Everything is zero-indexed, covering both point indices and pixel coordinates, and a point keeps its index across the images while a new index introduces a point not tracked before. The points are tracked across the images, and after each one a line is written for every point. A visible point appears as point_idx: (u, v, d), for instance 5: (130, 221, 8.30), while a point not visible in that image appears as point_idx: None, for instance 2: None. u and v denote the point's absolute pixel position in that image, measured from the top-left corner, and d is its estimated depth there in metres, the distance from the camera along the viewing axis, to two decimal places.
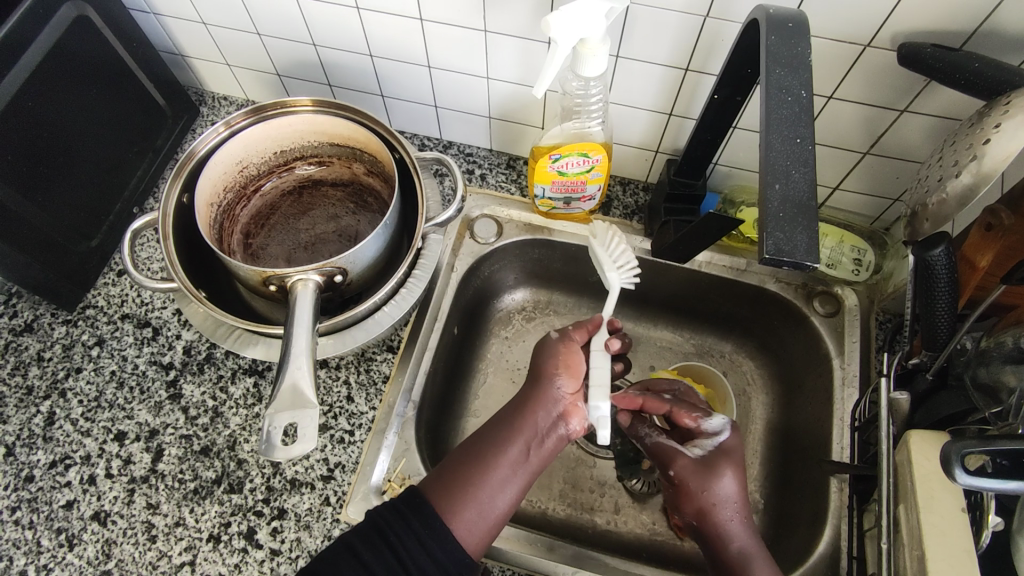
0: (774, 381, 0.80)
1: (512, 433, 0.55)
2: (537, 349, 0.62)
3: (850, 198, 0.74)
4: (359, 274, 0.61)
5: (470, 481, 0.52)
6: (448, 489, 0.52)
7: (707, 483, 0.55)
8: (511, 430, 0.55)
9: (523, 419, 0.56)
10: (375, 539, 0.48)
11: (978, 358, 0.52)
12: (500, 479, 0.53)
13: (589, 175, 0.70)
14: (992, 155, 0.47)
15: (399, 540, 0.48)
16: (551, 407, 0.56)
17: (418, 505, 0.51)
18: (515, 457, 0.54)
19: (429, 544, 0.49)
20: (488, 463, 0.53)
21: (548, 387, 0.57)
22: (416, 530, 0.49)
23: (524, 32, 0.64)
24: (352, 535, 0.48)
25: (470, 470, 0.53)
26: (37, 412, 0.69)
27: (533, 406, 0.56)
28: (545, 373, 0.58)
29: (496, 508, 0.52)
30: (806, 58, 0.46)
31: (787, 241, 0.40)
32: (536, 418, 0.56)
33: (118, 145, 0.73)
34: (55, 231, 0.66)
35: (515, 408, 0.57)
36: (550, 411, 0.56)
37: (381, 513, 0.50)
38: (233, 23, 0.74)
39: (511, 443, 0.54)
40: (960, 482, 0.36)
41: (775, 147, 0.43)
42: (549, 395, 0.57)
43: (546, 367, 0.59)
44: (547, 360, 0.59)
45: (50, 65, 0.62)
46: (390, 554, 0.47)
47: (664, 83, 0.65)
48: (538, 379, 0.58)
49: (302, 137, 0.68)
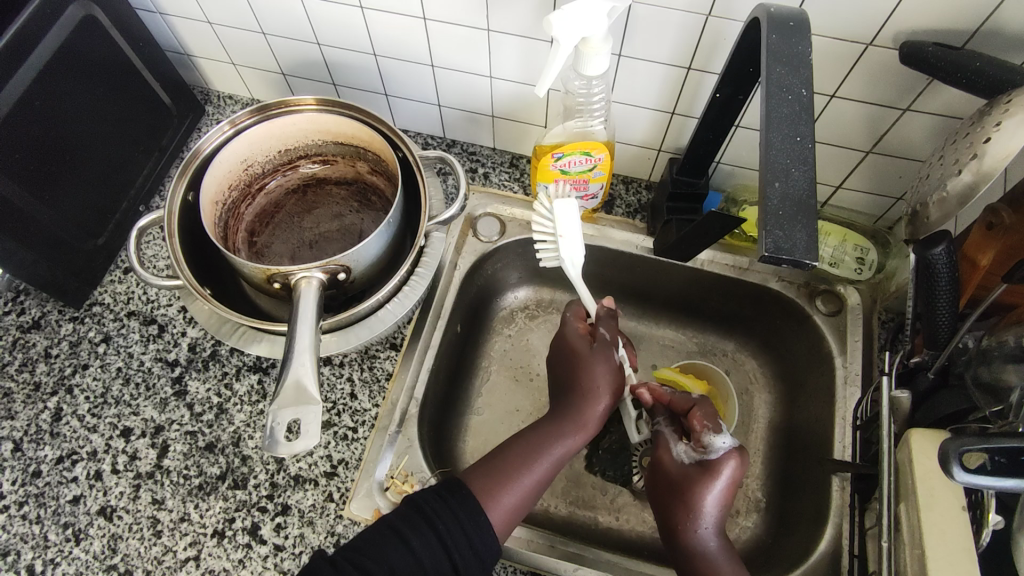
0: (776, 380, 0.80)
1: (562, 430, 0.61)
2: (585, 351, 0.65)
3: (853, 197, 0.74)
4: (362, 272, 0.62)
5: (518, 472, 0.58)
6: (487, 479, 0.56)
7: (681, 493, 0.57)
8: (558, 427, 0.61)
9: (570, 419, 0.62)
10: (417, 520, 0.52)
11: (979, 357, 0.52)
12: (545, 472, 0.59)
13: (591, 174, 0.70)
14: (991, 154, 0.48)
15: (444, 526, 0.52)
16: (597, 411, 0.63)
17: (460, 496, 0.54)
18: (560, 453, 0.60)
19: (470, 532, 0.52)
20: (539, 453, 0.59)
21: (595, 390, 0.63)
22: (458, 518, 0.53)
23: (527, 31, 0.64)
24: (399, 519, 0.52)
25: (517, 463, 0.58)
26: (44, 408, 0.69)
27: (579, 407, 0.62)
28: (588, 376, 0.64)
29: (535, 497, 0.58)
30: (807, 57, 0.46)
31: (787, 239, 0.40)
32: (582, 418, 0.62)
33: (124, 144, 0.74)
34: (62, 229, 0.66)
35: (569, 413, 0.62)
36: (595, 414, 0.62)
37: (425, 497, 0.54)
38: (238, 22, 0.74)
39: (563, 446, 0.60)
40: (957, 479, 0.36)
41: (775, 146, 0.43)
42: (596, 398, 0.63)
43: (592, 371, 0.64)
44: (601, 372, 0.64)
45: (58, 64, 0.63)
46: (435, 538, 0.51)
47: (666, 82, 0.65)
48: (583, 382, 0.63)
49: (306, 136, 0.69)
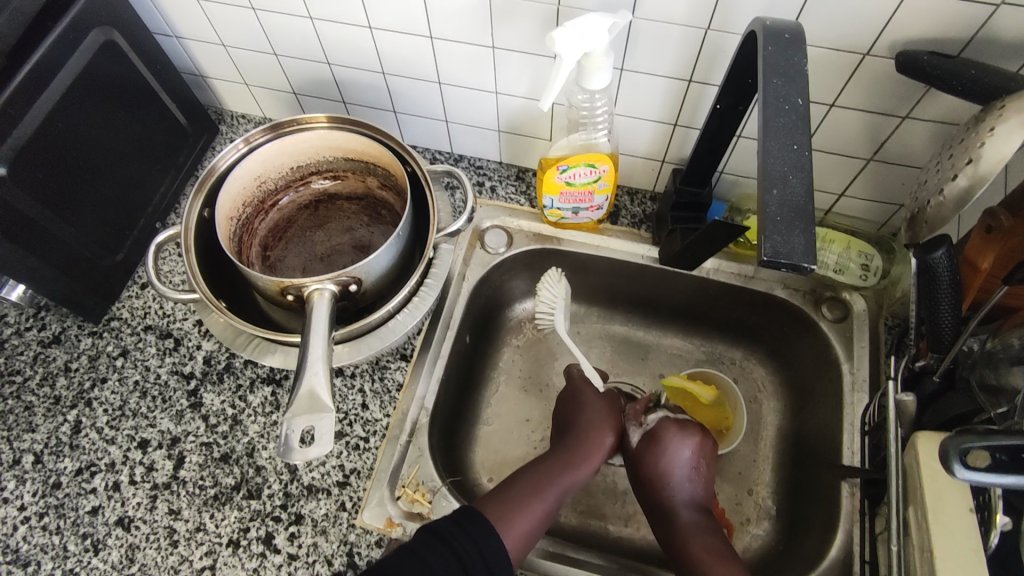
0: (783, 388, 0.81)
1: (562, 470, 0.64)
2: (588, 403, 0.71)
3: (856, 204, 0.75)
4: (373, 284, 0.63)
5: (529, 501, 0.60)
6: (499, 507, 0.58)
7: (660, 456, 0.67)
8: (561, 465, 0.65)
9: (571, 457, 0.66)
10: (437, 545, 0.52)
11: (984, 359, 0.52)
12: (553, 504, 0.61)
13: (596, 185, 0.71)
14: (986, 157, 0.48)
15: (460, 544, 0.53)
16: (596, 454, 0.67)
17: (472, 517, 0.55)
18: (562, 488, 0.63)
19: (483, 545, 0.53)
20: (542, 486, 0.62)
21: (594, 438, 0.68)
22: (472, 536, 0.54)
23: (531, 47, 0.66)
24: (415, 543, 0.52)
25: (526, 495, 0.60)
26: (64, 421, 0.71)
27: (578, 447, 0.67)
28: (590, 425, 0.69)
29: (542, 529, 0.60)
30: (802, 68, 0.47)
31: (784, 244, 0.41)
32: (581, 456, 0.66)
33: (143, 163, 0.76)
34: (81, 246, 0.68)
35: (564, 451, 0.66)
36: (595, 459, 0.67)
37: (443, 523, 0.54)
38: (251, 44, 0.77)
39: (561, 478, 0.63)
40: (960, 477, 0.36)
41: (771, 154, 0.44)
42: (595, 443, 0.67)
43: (592, 418, 0.69)
44: (593, 418, 0.69)
45: (80, 87, 0.65)
46: (452, 557, 0.52)
47: (668, 94, 0.67)
48: (585, 426, 0.69)
49: (318, 153, 0.71)
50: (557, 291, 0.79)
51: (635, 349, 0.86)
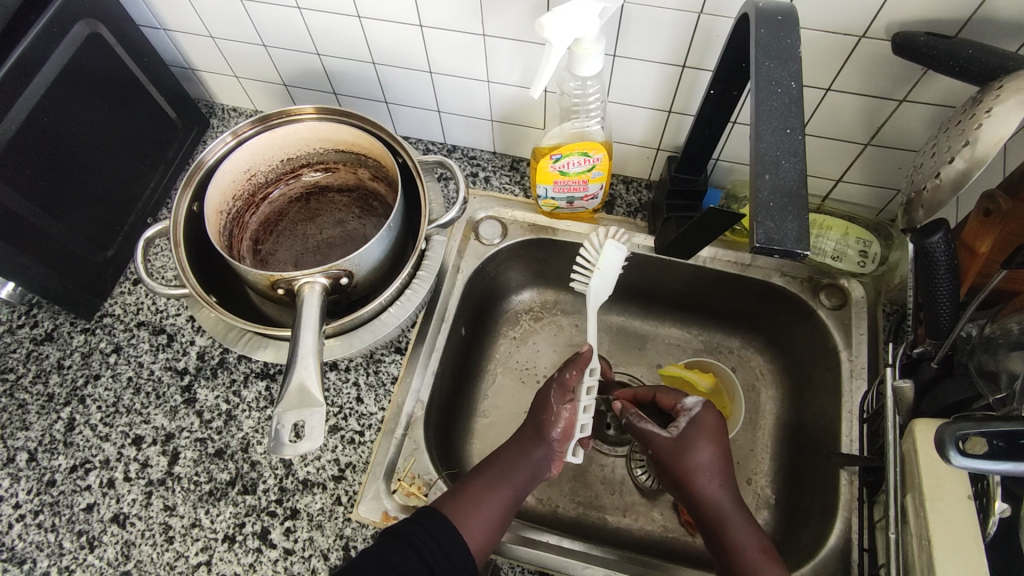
0: (782, 377, 0.80)
1: (508, 472, 0.60)
2: (542, 395, 0.65)
3: (854, 189, 0.74)
4: (364, 277, 0.62)
5: (482, 501, 0.57)
6: (456, 504, 0.56)
7: (683, 457, 0.59)
8: (515, 460, 0.61)
9: (522, 455, 0.61)
10: (399, 544, 0.51)
11: (983, 344, 0.52)
12: (505, 504, 0.58)
13: (590, 174, 0.70)
14: (985, 139, 0.47)
15: (425, 545, 0.52)
16: (551, 450, 0.62)
17: (435, 518, 0.54)
18: (518, 486, 0.60)
19: (450, 550, 0.53)
20: (490, 489, 0.58)
21: (546, 432, 0.62)
22: (437, 539, 0.53)
23: (521, 34, 0.65)
24: (378, 545, 0.51)
25: (480, 494, 0.58)
26: (58, 418, 0.71)
27: (530, 443, 0.62)
28: (545, 418, 0.63)
29: (499, 529, 0.57)
30: (795, 50, 0.46)
31: (777, 230, 0.40)
32: (532, 454, 0.61)
33: (132, 159, 0.76)
34: (71, 242, 0.68)
35: (516, 448, 0.62)
36: (541, 454, 0.61)
37: (404, 524, 0.53)
38: (239, 35, 0.76)
39: (511, 477, 0.60)
40: (956, 464, 0.36)
41: (764, 138, 0.44)
42: (546, 438, 0.62)
43: (544, 407, 0.64)
44: (543, 410, 0.64)
45: (65, 81, 0.64)
46: (416, 556, 0.51)
47: (662, 80, 0.66)
48: (537, 421, 0.63)
49: (308, 144, 0.70)
50: (596, 254, 0.72)
51: (632, 339, 0.86)
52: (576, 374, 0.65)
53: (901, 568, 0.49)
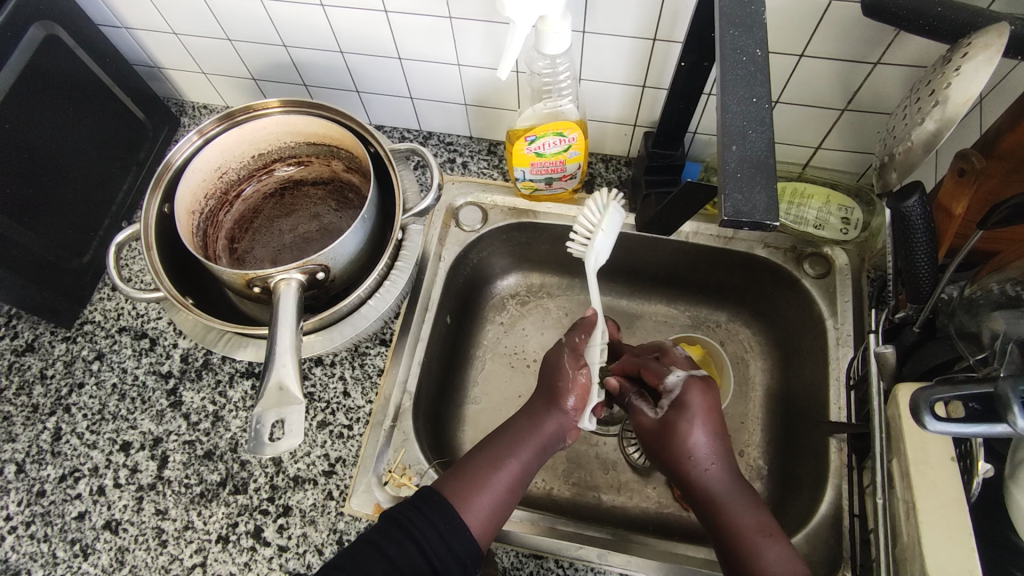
0: (770, 348, 0.80)
1: (517, 444, 0.59)
2: (549, 363, 0.64)
3: (834, 155, 0.73)
4: (342, 270, 0.62)
5: (487, 477, 0.56)
6: (457, 486, 0.56)
7: (675, 439, 0.57)
8: (523, 433, 0.60)
9: (534, 428, 0.60)
10: (394, 531, 0.51)
11: (964, 306, 0.51)
12: (511, 480, 0.57)
13: (566, 155, 0.69)
14: (953, 98, 0.47)
15: (422, 534, 0.51)
16: (565, 418, 0.61)
17: (437, 504, 0.53)
18: (526, 461, 0.59)
19: (451, 541, 0.52)
20: (496, 465, 0.58)
21: (561, 400, 0.61)
22: (437, 528, 0.52)
23: (485, 15, 0.63)
24: (372, 533, 0.51)
25: (483, 472, 0.57)
26: (44, 428, 0.70)
27: (542, 414, 0.61)
28: (558, 386, 0.62)
29: (505, 508, 0.57)
30: (761, 17, 0.46)
31: (746, 202, 0.40)
32: (545, 425, 0.60)
33: (102, 163, 0.74)
34: (45, 251, 0.67)
35: (526, 419, 0.61)
36: (554, 427, 0.60)
37: (402, 509, 0.53)
38: (202, 30, 0.74)
39: (518, 451, 0.59)
40: (929, 428, 0.36)
41: (731, 109, 0.43)
42: (560, 407, 0.61)
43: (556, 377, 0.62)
44: (554, 380, 0.62)
45: (24, 85, 0.63)
46: (413, 546, 0.50)
47: (633, 55, 0.65)
48: (550, 392, 0.62)
49: (278, 139, 0.69)
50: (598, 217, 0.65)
51: (621, 318, 0.86)
52: (583, 339, 0.64)
53: (889, 533, 0.49)
